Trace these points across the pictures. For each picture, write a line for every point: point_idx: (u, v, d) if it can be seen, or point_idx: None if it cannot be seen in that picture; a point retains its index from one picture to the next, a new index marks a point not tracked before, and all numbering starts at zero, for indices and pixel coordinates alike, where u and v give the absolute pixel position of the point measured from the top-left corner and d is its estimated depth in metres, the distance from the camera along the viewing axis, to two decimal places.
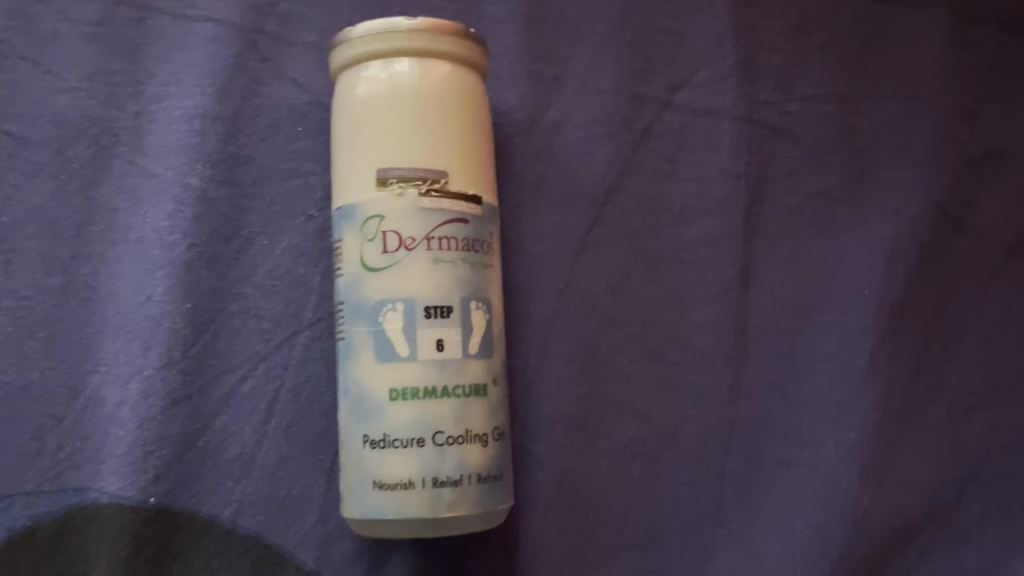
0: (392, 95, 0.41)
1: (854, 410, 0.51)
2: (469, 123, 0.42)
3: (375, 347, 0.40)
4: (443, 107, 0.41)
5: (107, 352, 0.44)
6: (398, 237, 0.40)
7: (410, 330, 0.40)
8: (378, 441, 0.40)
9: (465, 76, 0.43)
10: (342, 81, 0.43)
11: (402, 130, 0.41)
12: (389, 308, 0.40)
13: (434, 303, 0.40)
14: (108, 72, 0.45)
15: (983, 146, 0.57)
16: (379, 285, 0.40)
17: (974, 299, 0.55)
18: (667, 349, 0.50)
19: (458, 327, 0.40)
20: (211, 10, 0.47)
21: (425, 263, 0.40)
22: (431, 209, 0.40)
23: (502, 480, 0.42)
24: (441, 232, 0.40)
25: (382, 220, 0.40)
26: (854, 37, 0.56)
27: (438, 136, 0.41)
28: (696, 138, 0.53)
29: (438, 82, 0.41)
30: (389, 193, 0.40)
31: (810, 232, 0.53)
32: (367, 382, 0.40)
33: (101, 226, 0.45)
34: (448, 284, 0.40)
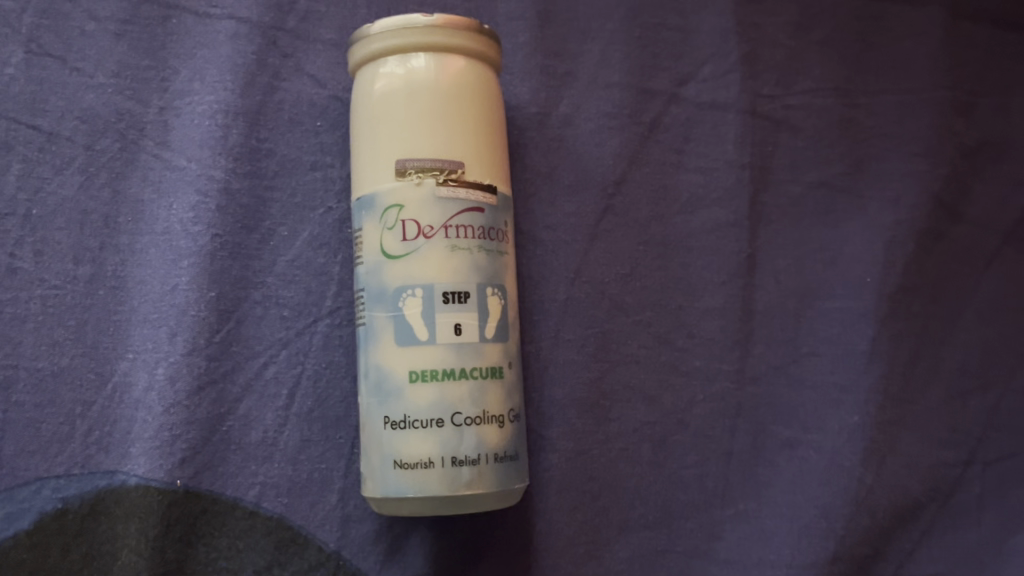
0: (410, 89, 0.42)
1: (857, 393, 0.53)
2: (484, 115, 0.44)
3: (396, 331, 0.41)
4: (459, 100, 0.43)
5: (135, 340, 0.46)
6: (417, 226, 0.41)
7: (429, 315, 0.41)
8: (399, 422, 0.41)
9: (479, 71, 0.44)
10: (360, 76, 0.45)
11: (420, 122, 0.42)
12: (408, 294, 0.41)
13: (452, 289, 0.41)
14: (134, 68, 0.47)
15: (977, 138, 0.59)
16: (399, 271, 0.42)
17: (970, 285, 0.57)
18: (675, 335, 0.52)
19: (474, 311, 0.42)
20: (233, 8, 0.48)
21: (443, 250, 0.41)
22: (449, 198, 0.42)
23: (517, 460, 0.43)
24: (458, 220, 0.42)
25: (402, 208, 0.42)
26: (854, 33, 0.59)
27: (455, 129, 0.43)
28: (702, 131, 0.54)
29: (454, 76, 0.43)
30: (408, 183, 0.42)
31: (813, 221, 0.55)
32: (388, 365, 0.42)
33: (128, 217, 0.46)
34: (465, 270, 0.42)
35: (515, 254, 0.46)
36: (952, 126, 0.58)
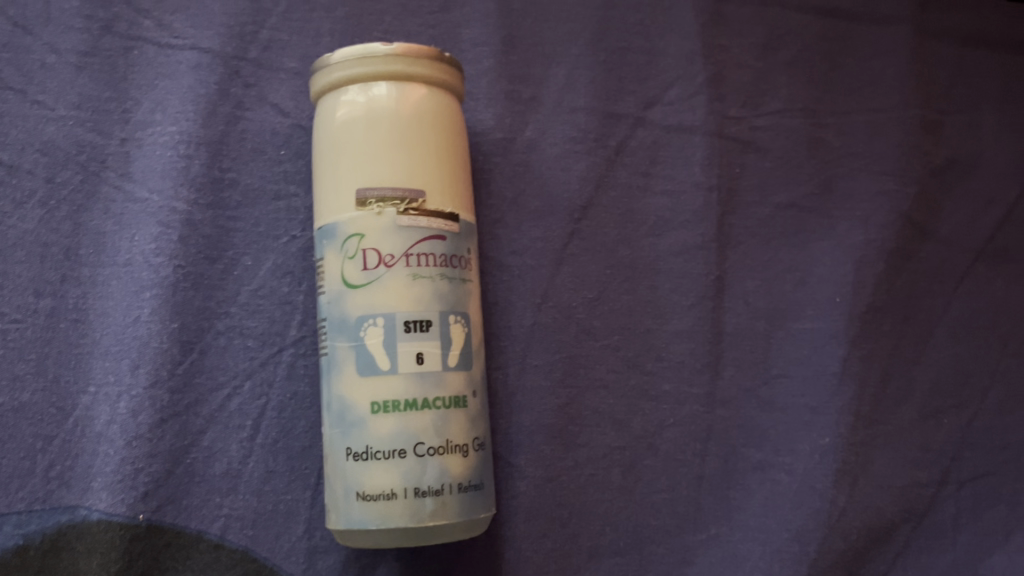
0: (371, 118, 0.42)
1: (828, 414, 0.53)
2: (446, 143, 0.44)
3: (357, 362, 0.41)
4: (420, 128, 0.43)
5: (96, 373, 0.45)
6: (378, 255, 0.41)
7: (391, 344, 0.41)
8: (361, 453, 0.41)
9: (441, 98, 0.44)
10: (322, 105, 0.44)
11: (380, 151, 0.42)
12: (369, 323, 0.41)
13: (414, 318, 0.41)
14: (95, 100, 0.47)
15: (947, 156, 0.59)
16: (360, 301, 0.41)
17: (941, 303, 0.57)
18: (645, 358, 0.52)
19: (437, 340, 0.42)
20: (195, 39, 0.49)
21: (404, 279, 0.41)
22: (410, 227, 0.42)
23: (482, 489, 0.43)
24: (420, 248, 0.42)
25: (362, 238, 0.41)
26: (820, 54, 0.59)
27: (416, 157, 0.43)
28: (669, 153, 0.55)
29: (415, 104, 0.43)
30: (368, 212, 0.41)
31: (782, 241, 0.55)
32: (349, 396, 0.41)
33: (89, 249, 0.46)
34: (426, 299, 0.42)
35: (479, 281, 0.45)
36: (920, 144, 0.59)
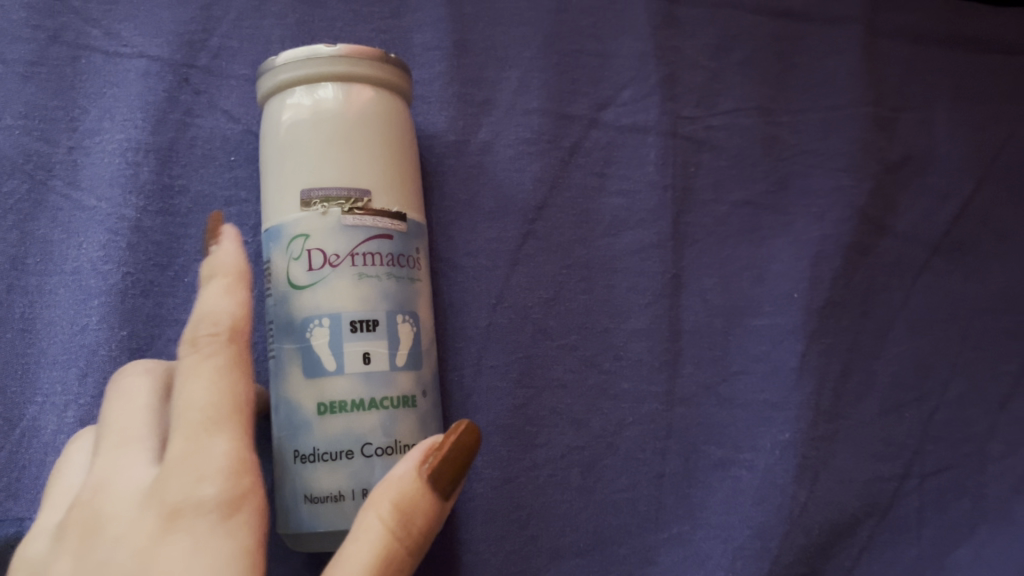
0: (316, 119, 0.42)
1: (788, 410, 0.53)
2: (392, 143, 0.44)
3: (303, 363, 0.41)
4: (366, 128, 0.42)
5: (44, 382, 0.45)
6: (323, 255, 0.41)
7: (337, 345, 0.41)
8: (309, 455, 0.41)
9: (388, 100, 0.44)
10: (267, 109, 0.44)
11: (325, 152, 0.42)
12: (315, 324, 0.41)
13: (360, 317, 0.41)
14: (42, 108, 0.47)
15: (901, 152, 0.60)
16: (306, 301, 0.41)
17: (900, 298, 0.57)
18: (602, 357, 0.52)
19: (384, 339, 0.41)
20: (143, 47, 0.49)
21: (350, 278, 0.41)
22: (355, 226, 0.41)
23: None
24: (366, 247, 0.41)
25: (307, 238, 0.41)
26: (773, 53, 0.59)
27: (362, 157, 0.42)
28: (623, 153, 0.55)
29: (361, 105, 0.43)
30: (313, 213, 0.41)
31: (738, 239, 0.55)
32: (297, 397, 0.41)
33: (36, 258, 0.46)
34: (372, 298, 0.41)
35: (429, 280, 0.45)
36: (875, 141, 0.59)
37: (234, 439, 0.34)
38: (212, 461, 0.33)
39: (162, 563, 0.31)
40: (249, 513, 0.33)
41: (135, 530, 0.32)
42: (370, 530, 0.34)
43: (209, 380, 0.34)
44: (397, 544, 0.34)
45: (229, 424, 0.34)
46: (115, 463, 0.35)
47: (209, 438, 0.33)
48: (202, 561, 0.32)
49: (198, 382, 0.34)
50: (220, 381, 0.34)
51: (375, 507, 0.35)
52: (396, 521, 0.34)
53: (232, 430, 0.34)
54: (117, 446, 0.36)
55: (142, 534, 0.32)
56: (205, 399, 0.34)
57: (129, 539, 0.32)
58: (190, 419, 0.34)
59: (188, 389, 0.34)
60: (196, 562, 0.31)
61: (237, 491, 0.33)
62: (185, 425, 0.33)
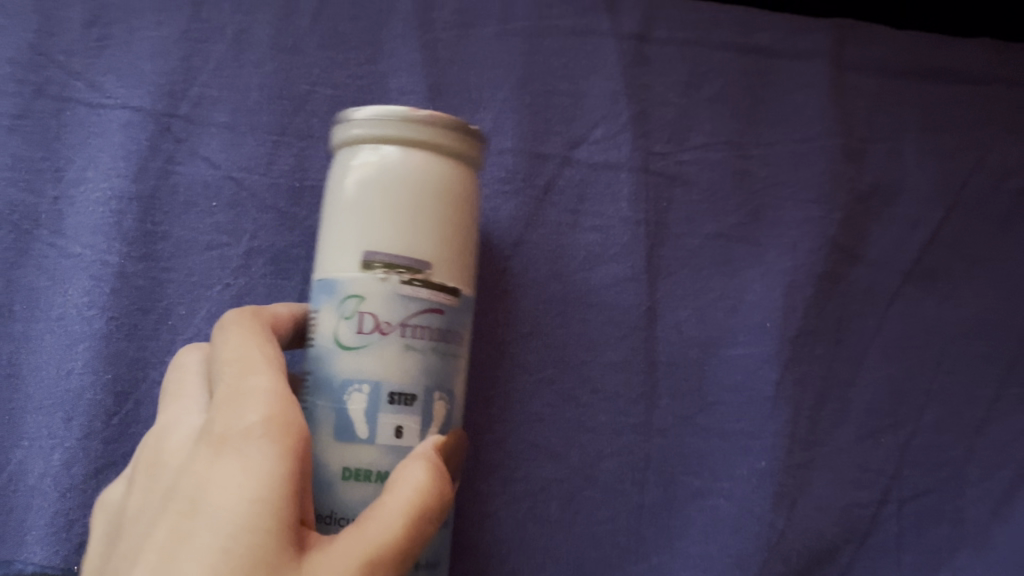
0: (386, 182, 0.40)
1: (762, 438, 0.54)
2: (458, 219, 0.41)
3: (336, 425, 0.39)
4: (435, 201, 0.40)
5: (30, 427, 0.48)
6: (375, 319, 0.39)
7: (373, 414, 0.39)
8: (325, 516, 0.39)
9: (459, 172, 0.42)
10: (340, 155, 0.42)
11: (392, 219, 0.40)
12: (355, 388, 0.39)
13: (401, 389, 0.39)
14: (28, 160, 0.50)
15: (871, 182, 0.61)
16: (349, 363, 0.39)
17: (871, 326, 0.58)
18: (579, 390, 0.53)
19: (419, 415, 0.40)
20: (125, 98, 0.51)
21: (397, 348, 0.39)
22: (411, 297, 0.39)
23: (436, 567, 0.42)
24: (418, 319, 0.40)
25: (361, 300, 0.39)
26: (742, 88, 0.61)
27: (426, 231, 0.40)
28: (596, 190, 0.57)
29: (434, 173, 0.40)
30: (371, 276, 0.39)
31: (712, 271, 0.57)
32: (320, 459, 0.39)
33: (22, 305, 0.49)
34: (416, 372, 0.40)
35: (468, 357, 0.44)
36: (845, 172, 0.61)
37: (270, 384, 0.37)
38: (254, 396, 0.37)
39: (212, 482, 0.34)
40: (293, 438, 0.35)
41: (192, 461, 0.36)
42: (408, 483, 0.36)
43: (248, 343, 0.40)
44: (432, 497, 0.36)
45: (265, 368, 0.38)
46: (181, 419, 0.39)
47: (248, 383, 0.37)
48: (247, 475, 0.34)
49: (237, 346, 0.40)
50: (251, 343, 0.40)
51: (409, 470, 0.37)
52: (432, 478, 0.36)
53: (267, 378, 0.38)
54: (178, 414, 0.40)
55: (196, 463, 0.35)
56: (241, 357, 0.39)
57: (189, 470, 0.36)
58: (230, 373, 0.38)
59: (228, 351, 0.39)
60: (241, 477, 0.34)
61: (279, 418, 0.36)
62: (229, 379, 0.38)
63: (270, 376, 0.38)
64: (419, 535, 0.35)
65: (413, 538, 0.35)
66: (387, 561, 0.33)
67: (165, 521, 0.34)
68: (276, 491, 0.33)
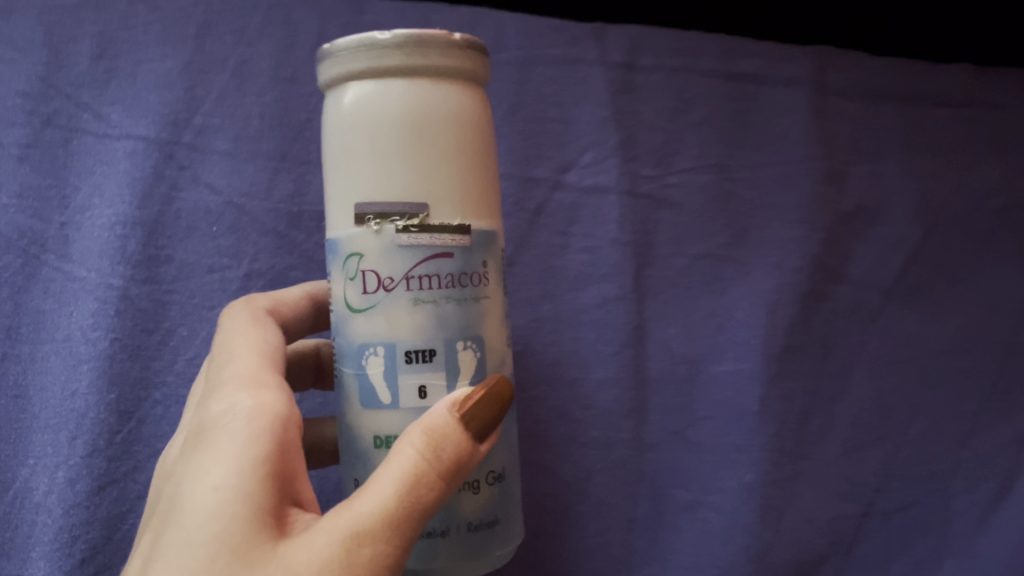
0: (370, 120, 0.35)
1: (750, 452, 0.57)
2: (464, 143, 0.37)
3: (359, 392, 0.37)
4: (430, 130, 0.36)
5: (36, 446, 0.51)
6: (376, 277, 0.36)
7: (392, 376, 0.37)
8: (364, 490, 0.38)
9: (461, 92, 0.37)
10: (325, 103, 0.38)
11: (380, 159, 0.36)
12: (370, 352, 0.37)
13: (416, 347, 0.36)
14: (37, 187, 0.52)
15: (854, 203, 0.62)
16: (361, 327, 0.37)
17: (857, 342, 0.60)
18: (571, 407, 0.57)
19: (442, 370, 0.37)
20: (130, 127, 0.53)
21: (405, 304, 0.36)
22: (411, 246, 0.36)
23: (501, 524, 0.39)
24: (423, 269, 0.36)
25: (361, 258, 0.36)
26: (728, 113, 0.62)
27: (424, 165, 0.36)
28: (586, 213, 0.59)
29: (428, 100, 0.36)
30: (365, 230, 0.36)
31: (699, 289, 0.59)
32: (354, 430, 0.38)
33: (29, 326, 0.52)
34: (428, 325, 0.36)
35: (501, 290, 0.39)
36: (827, 195, 0.62)
37: (254, 379, 0.38)
38: (236, 390, 0.38)
39: (189, 474, 0.35)
40: (269, 425, 0.36)
41: (180, 457, 0.37)
42: (401, 455, 0.35)
43: (239, 343, 0.41)
44: (428, 468, 0.34)
45: (254, 364, 0.40)
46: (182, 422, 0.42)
47: (232, 380, 0.39)
48: (217, 464, 0.34)
49: (230, 346, 0.41)
50: (242, 343, 0.41)
51: (409, 436, 0.35)
52: (429, 448, 0.35)
53: (252, 374, 0.39)
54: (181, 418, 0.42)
55: (180, 462, 0.36)
56: (231, 355, 0.40)
57: (177, 466, 0.37)
58: (219, 372, 0.40)
59: (221, 352, 0.41)
60: (211, 467, 0.34)
61: (255, 406, 0.36)
62: (218, 376, 0.39)
63: (247, 371, 0.39)
64: (413, 506, 0.34)
65: (403, 514, 0.34)
66: (372, 539, 0.33)
67: (155, 517, 0.35)
68: (245, 475, 0.34)
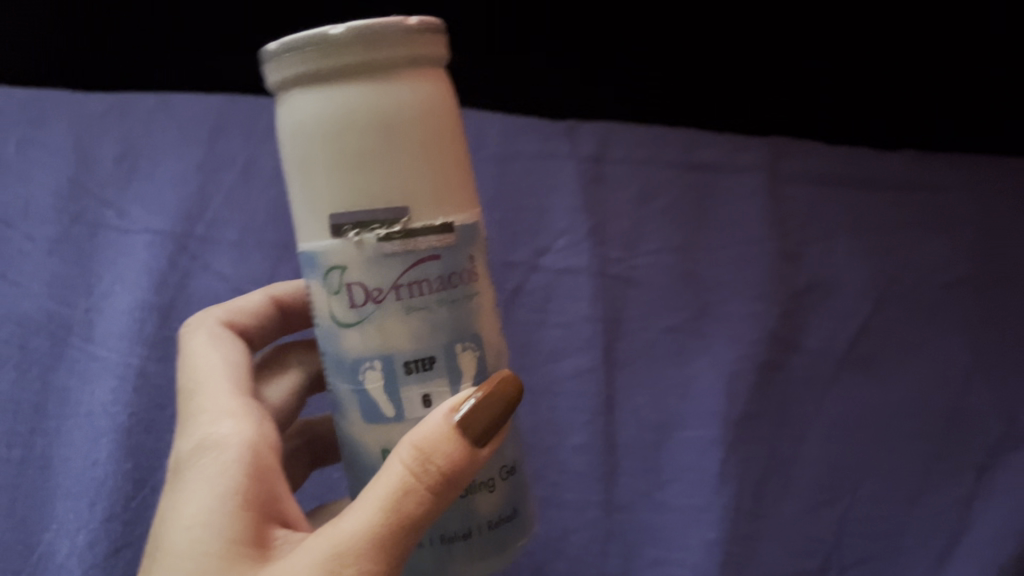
0: (334, 125, 0.34)
1: (712, 511, 0.63)
2: (438, 136, 0.35)
3: (361, 407, 0.37)
4: (399, 129, 0.34)
5: (59, 512, 0.56)
6: (363, 290, 0.36)
7: (392, 390, 0.37)
8: None
9: (426, 81, 0.35)
10: (278, 105, 0.36)
11: (352, 164, 0.34)
12: (366, 366, 0.37)
13: (412, 357, 0.36)
14: (65, 277, 0.59)
15: (807, 281, 0.67)
16: (352, 343, 0.37)
17: (811, 408, 0.65)
18: (547, 471, 0.63)
19: (442, 375, 0.37)
20: (149, 222, 0.60)
21: (396, 315, 0.36)
22: (396, 254, 0.35)
23: (517, 517, 0.41)
24: (411, 276, 0.35)
25: (344, 271, 0.35)
26: (689, 200, 0.67)
27: (400, 166, 0.34)
28: (560, 292, 0.65)
29: (389, 96, 0.34)
30: (345, 242, 0.35)
31: (664, 361, 0.65)
32: (360, 443, 0.38)
33: (55, 402, 0.57)
34: (421, 334, 0.36)
35: (489, 279, 0.39)
36: (780, 273, 0.67)
37: (222, 412, 0.41)
38: (205, 426, 0.41)
39: (169, 513, 0.38)
40: (237, 458, 0.38)
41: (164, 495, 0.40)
42: (391, 470, 0.35)
43: (207, 376, 0.44)
44: (416, 482, 0.35)
45: (223, 398, 0.42)
46: None
47: (202, 416, 0.41)
48: (193, 503, 0.37)
49: (197, 380, 0.44)
50: (209, 378, 0.44)
51: (398, 450, 0.35)
52: (417, 463, 0.35)
53: (220, 408, 0.42)
54: None
55: (164, 493, 0.40)
56: (200, 391, 0.43)
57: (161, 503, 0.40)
58: (191, 408, 0.43)
59: (190, 387, 0.44)
60: (188, 506, 0.37)
61: (230, 437, 0.39)
62: (189, 413, 0.42)
63: (224, 401, 0.42)
64: (402, 519, 0.35)
65: (390, 528, 0.35)
66: (357, 556, 0.34)
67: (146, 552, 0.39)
68: (219, 511, 0.37)
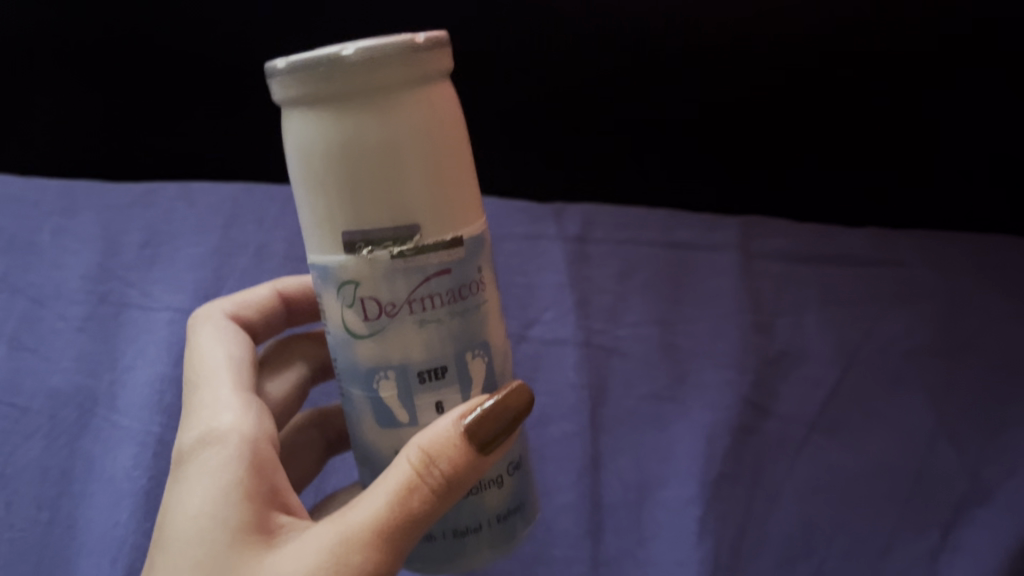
0: (344, 146, 0.36)
1: (690, 566, 0.65)
2: (443, 153, 0.37)
3: (375, 412, 0.41)
4: (406, 148, 0.36)
5: (82, 569, 0.59)
6: (377, 304, 0.39)
7: (405, 396, 0.40)
8: None
9: (431, 98, 0.37)
10: (286, 121, 0.38)
11: (361, 184, 0.36)
12: (381, 376, 0.40)
13: (426, 367, 0.40)
14: (92, 353, 0.64)
15: (778, 348, 0.72)
16: (368, 352, 0.40)
17: (785, 467, 0.69)
18: (536, 530, 0.67)
19: (453, 382, 0.41)
20: (170, 301, 0.66)
21: (410, 327, 0.39)
22: (408, 270, 0.38)
23: (520, 509, 0.45)
24: (423, 291, 0.38)
25: (358, 286, 0.38)
26: (664, 277, 0.74)
27: (408, 186, 0.37)
28: (547, 363, 0.71)
29: (396, 117, 0.36)
30: (360, 259, 0.38)
31: (645, 427, 0.70)
32: (373, 444, 0.43)
33: (81, 468, 0.62)
34: (435, 345, 0.39)
35: (494, 285, 0.42)
36: (752, 342, 0.72)
37: (224, 410, 0.46)
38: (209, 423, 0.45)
39: (175, 501, 0.42)
40: (239, 451, 0.43)
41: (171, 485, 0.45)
42: (400, 468, 0.39)
43: (209, 378, 0.49)
44: (421, 481, 0.39)
45: (226, 396, 0.47)
46: None
47: (205, 413, 0.46)
48: (198, 491, 0.42)
49: (200, 382, 0.49)
50: (211, 380, 0.49)
51: (408, 450, 0.39)
52: (422, 464, 0.39)
53: (222, 406, 0.46)
54: None
55: (168, 483, 0.44)
56: (202, 391, 0.48)
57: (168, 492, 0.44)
58: (194, 406, 0.48)
59: (192, 388, 0.49)
60: (194, 494, 0.42)
61: (230, 431, 0.44)
62: (194, 411, 0.47)
63: (226, 397, 0.47)
64: (405, 514, 0.39)
65: (394, 521, 0.39)
66: (361, 544, 0.38)
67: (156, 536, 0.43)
68: (221, 497, 0.41)
